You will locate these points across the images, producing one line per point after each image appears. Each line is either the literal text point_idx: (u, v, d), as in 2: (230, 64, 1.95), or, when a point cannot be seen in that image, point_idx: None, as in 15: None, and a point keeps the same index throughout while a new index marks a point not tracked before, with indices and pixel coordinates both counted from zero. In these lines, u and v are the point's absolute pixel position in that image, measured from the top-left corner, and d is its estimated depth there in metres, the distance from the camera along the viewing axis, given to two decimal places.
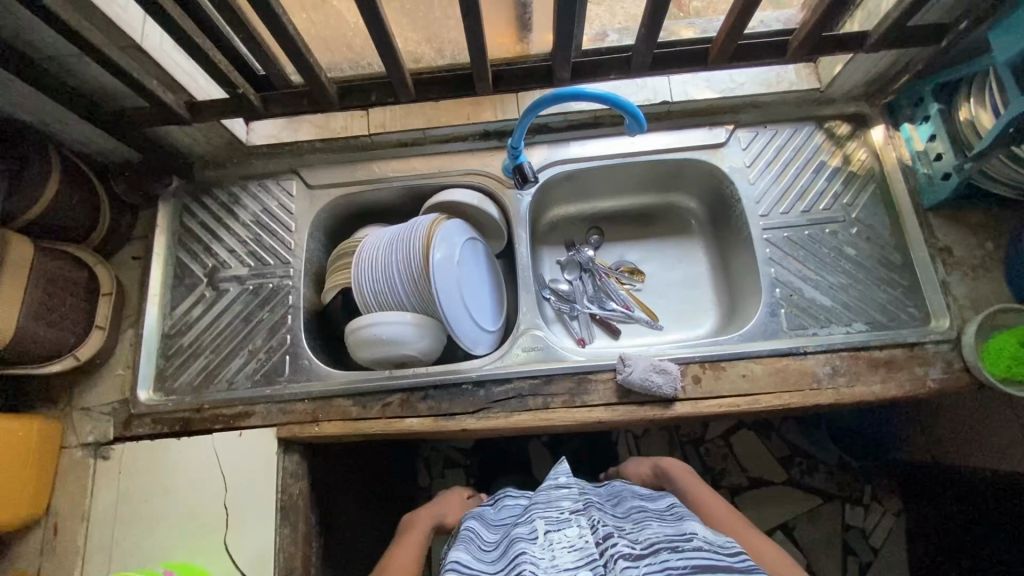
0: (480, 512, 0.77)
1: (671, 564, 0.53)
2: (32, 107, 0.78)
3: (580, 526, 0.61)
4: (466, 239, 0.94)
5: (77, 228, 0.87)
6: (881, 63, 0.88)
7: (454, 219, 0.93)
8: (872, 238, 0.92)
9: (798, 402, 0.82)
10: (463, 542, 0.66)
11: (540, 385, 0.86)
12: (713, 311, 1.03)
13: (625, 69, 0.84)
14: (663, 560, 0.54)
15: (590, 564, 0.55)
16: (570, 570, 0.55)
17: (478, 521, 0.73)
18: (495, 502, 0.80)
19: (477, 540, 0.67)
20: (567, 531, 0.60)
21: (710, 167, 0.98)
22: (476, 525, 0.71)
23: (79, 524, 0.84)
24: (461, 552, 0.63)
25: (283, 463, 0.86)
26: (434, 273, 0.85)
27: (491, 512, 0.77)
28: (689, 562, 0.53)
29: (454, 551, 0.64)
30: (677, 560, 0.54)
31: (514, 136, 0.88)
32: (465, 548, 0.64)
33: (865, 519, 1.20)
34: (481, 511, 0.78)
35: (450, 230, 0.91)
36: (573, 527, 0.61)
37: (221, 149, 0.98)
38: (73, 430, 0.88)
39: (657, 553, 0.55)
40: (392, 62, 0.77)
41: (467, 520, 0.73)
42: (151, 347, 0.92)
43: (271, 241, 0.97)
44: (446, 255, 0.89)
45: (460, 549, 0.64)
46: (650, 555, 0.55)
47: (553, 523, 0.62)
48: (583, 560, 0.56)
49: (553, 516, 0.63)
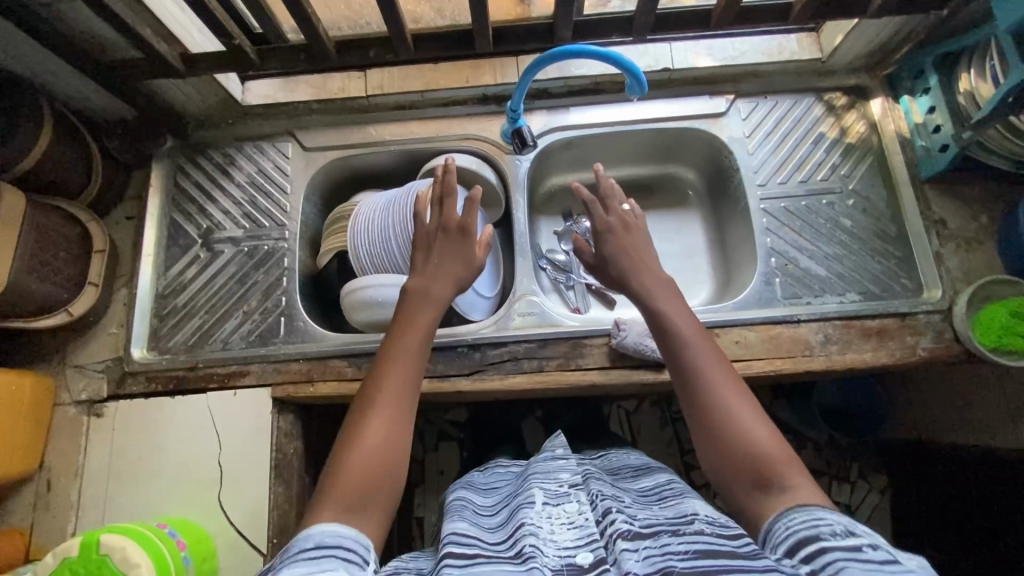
0: (468, 479, 0.78)
1: (672, 549, 0.50)
2: (24, 56, 0.77)
3: (579, 501, 0.60)
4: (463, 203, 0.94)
5: (69, 184, 0.86)
6: (886, 31, 0.88)
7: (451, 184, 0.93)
8: (868, 210, 0.92)
9: (790, 368, 0.83)
10: (456, 509, 0.66)
11: (534, 349, 0.87)
12: (708, 282, 1.03)
13: (627, 30, 0.83)
14: (663, 543, 0.51)
15: (589, 544, 0.53)
16: (569, 550, 0.53)
17: (468, 489, 0.73)
18: (484, 471, 0.81)
19: (469, 507, 0.67)
20: (566, 507, 0.59)
21: (710, 137, 0.97)
22: (467, 493, 0.72)
23: (72, 479, 0.84)
24: (458, 523, 0.60)
25: (278, 423, 0.86)
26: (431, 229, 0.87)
27: (479, 479, 0.78)
28: (690, 546, 0.50)
29: (450, 521, 0.62)
30: (679, 544, 0.51)
31: (513, 99, 0.87)
32: (461, 519, 0.62)
33: (851, 495, 1.22)
34: (470, 478, 0.79)
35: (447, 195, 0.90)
36: (572, 504, 0.60)
37: (215, 108, 0.97)
38: (66, 388, 0.88)
39: (657, 536, 0.53)
40: (393, 16, 0.75)
41: (458, 490, 0.73)
42: (143, 307, 0.92)
43: (266, 203, 0.96)
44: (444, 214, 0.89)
45: (455, 518, 0.62)
46: (651, 537, 0.53)
47: (552, 497, 0.61)
48: (583, 539, 0.54)
49: (552, 489, 0.62)
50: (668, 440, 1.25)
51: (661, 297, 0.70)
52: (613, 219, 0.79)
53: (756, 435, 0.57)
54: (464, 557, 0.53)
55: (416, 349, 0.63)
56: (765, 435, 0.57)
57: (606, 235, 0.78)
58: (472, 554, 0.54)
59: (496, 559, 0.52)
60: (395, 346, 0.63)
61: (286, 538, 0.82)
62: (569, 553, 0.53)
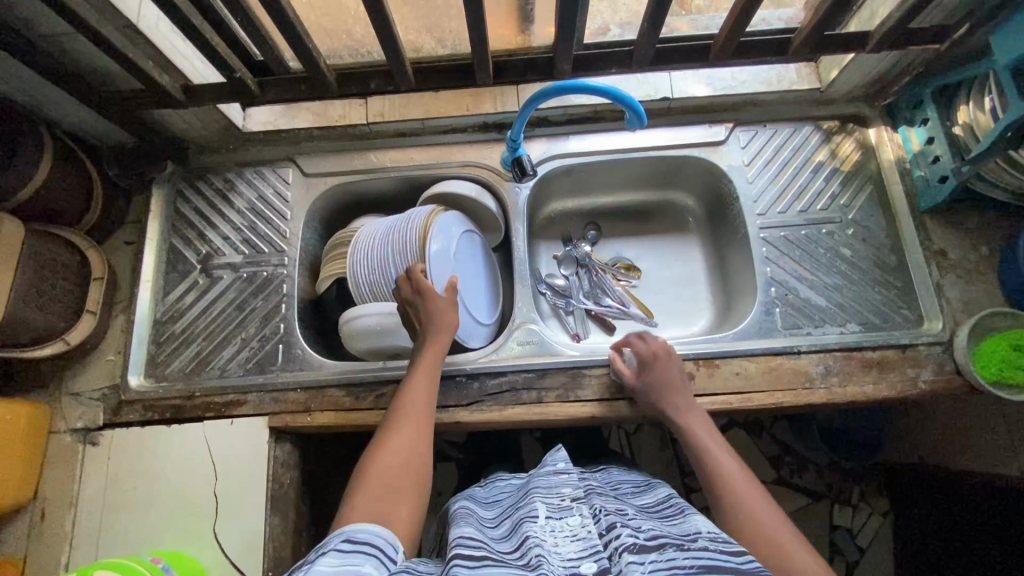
0: (470, 492, 0.77)
1: (678, 563, 0.49)
2: (27, 88, 0.77)
3: (582, 514, 0.58)
4: (464, 231, 0.94)
5: (69, 211, 0.86)
6: (884, 64, 0.88)
7: (450, 210, 0.93)
8: (868, 240, 0.92)
9: (790, 401, 0.83)
10: (462, 518, 0.65)
11: (533, 379, 0.86)
12: (708, 309, 1.03)
13: (626, 63, 0.84)
14: (669, 558, 0.50)
15: (593, 555, 0.52)
16: (574, 561, 0.52)
17: (470, 501, 0.72)
18: (483, 484, 0.81)
19: (473, 516, 0.66)
20: (569, 520, 0.58)
21: (709, 165, 0.97)
22: (469, 504, 0.71)
23: (66, 509, 0.83)
24: (464, 528, 0.60)
25: (274, 453, 0.85)
26: (428, 249, 0.86)
27: (480, 492, 0.77)
28: (695, 562, 0.50)
29: (455, 527, 0.61)
30: (684, 559, 0.50)
31: (514, 128, 0.88)
32: (466, 525, 0.61)
33: (853, 519, 1.22)
34: (473, 490, 0.78)
35: (447, 222, 0.91)
36: (575, 517, 0.58)
37: (216, 135, 0.97)
38: (61, 416, 0.87)
39: (662, 550, 0.52)
40: (394, 49, 0.75)
41: (460, 501, 0.72)
42: (141, 334, 0.91)
43: (266, 229, 0.96)
44: (444, 234, 0.90)
45: (460, 524, 0.62)
46: (656, 550, 0.52)
47: (554, 511, 0.60)
48: (587, 550, 0.53)
49: (555, 503, 0.61)
50: (668, 461, 1.24)
51: (688, 416, 0.77)
52: (654, 348, 0.82)
53: (784, 540, 0.60)
54: (471, 558, 0.53)
55: (429, 395, 0.74)
56: (795, 542, 0.60)
57: (645, 368, 0.81)
58: (481, 556, 0.53)
59: (505, 565, 0.52)
60: (413, 389, 0.74)
61: (283, 569, 0.82)
62: (573, 564, 0.51)
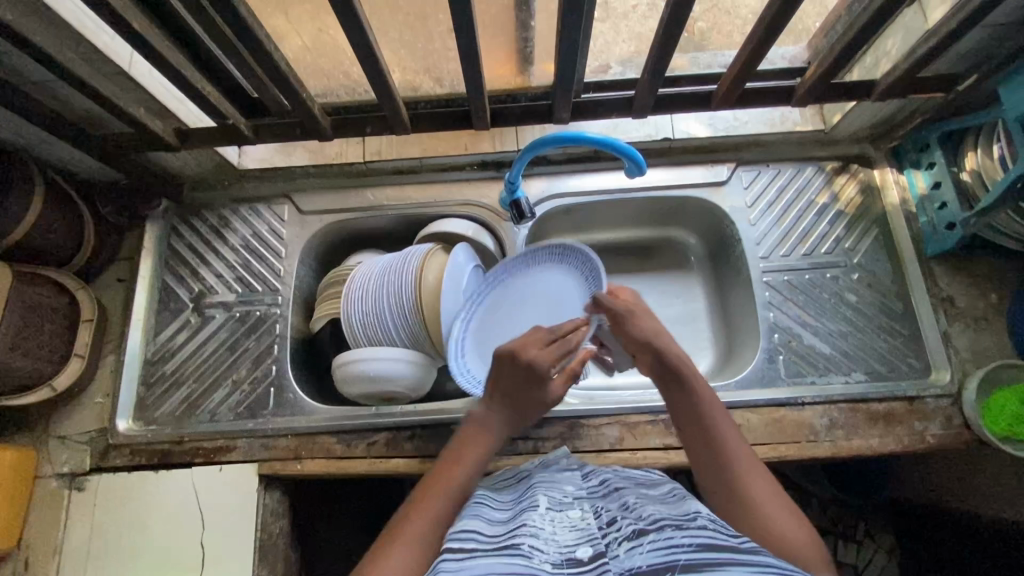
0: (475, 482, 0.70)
1: (676, 541, 0.45)
2: (18, 133, 0.76)
3: (583, 509, 0.54)
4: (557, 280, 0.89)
5: (60, 250, 0.85)
6: (888, 109, 0.87)
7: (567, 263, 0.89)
8: (873, 285, 0.90)
9: (793, 455, 0.80)
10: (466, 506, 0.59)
11: (530, 428, 0.84)
12: (709, 351, 1.00)
13: (626, 109, 0.83)
14: (666, 536, 0.46)
15: (590, 540, 0.48)
16: (570, 547, 0.48)
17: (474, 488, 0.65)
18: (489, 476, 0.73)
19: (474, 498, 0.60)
20: (569, 513, 0.54)
21: (710, 206, 0.96)
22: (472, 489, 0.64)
23: (49, 558, 0.81)
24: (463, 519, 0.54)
25: (265, 501, 0.83)
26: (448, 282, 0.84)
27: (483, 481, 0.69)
28: (695, 539, 0.45)
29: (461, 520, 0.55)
30: (682, 537, 0.46)
31: (513, 170, 0.85)
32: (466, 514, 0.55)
33: (858, 556, 1.15)
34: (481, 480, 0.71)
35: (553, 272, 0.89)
36: (575, 510, 0.54)
37: (211, 171, 0.96)
38: (48, 460, 0.86)
39: (660, 530, 0.47)
40: (389, 96, 0.74)
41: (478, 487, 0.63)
42: (132, 374, 0.90)
43: (260, 267, 0.95)
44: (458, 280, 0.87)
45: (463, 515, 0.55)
46: (654, 530, 0.47)
47: (555, 504, 0.56)
48: (585, 537, 0.49)
49: (556, 496, 0.57)
50: None
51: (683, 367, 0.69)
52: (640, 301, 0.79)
53: (792, 528, 0.56)
54: (457, 552, 0.48)
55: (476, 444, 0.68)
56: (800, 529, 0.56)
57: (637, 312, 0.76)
58: (470, 548, 0.49)
59: (495, 552, 0.48)
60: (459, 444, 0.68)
61: None
62: (569, 550, 0.47)
